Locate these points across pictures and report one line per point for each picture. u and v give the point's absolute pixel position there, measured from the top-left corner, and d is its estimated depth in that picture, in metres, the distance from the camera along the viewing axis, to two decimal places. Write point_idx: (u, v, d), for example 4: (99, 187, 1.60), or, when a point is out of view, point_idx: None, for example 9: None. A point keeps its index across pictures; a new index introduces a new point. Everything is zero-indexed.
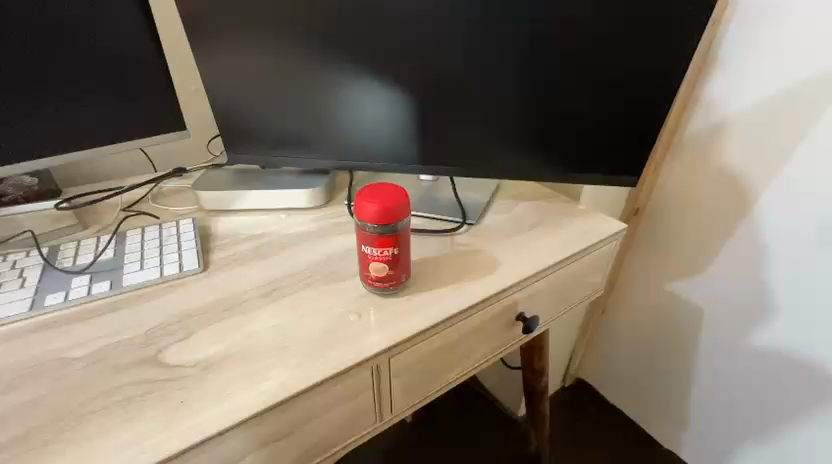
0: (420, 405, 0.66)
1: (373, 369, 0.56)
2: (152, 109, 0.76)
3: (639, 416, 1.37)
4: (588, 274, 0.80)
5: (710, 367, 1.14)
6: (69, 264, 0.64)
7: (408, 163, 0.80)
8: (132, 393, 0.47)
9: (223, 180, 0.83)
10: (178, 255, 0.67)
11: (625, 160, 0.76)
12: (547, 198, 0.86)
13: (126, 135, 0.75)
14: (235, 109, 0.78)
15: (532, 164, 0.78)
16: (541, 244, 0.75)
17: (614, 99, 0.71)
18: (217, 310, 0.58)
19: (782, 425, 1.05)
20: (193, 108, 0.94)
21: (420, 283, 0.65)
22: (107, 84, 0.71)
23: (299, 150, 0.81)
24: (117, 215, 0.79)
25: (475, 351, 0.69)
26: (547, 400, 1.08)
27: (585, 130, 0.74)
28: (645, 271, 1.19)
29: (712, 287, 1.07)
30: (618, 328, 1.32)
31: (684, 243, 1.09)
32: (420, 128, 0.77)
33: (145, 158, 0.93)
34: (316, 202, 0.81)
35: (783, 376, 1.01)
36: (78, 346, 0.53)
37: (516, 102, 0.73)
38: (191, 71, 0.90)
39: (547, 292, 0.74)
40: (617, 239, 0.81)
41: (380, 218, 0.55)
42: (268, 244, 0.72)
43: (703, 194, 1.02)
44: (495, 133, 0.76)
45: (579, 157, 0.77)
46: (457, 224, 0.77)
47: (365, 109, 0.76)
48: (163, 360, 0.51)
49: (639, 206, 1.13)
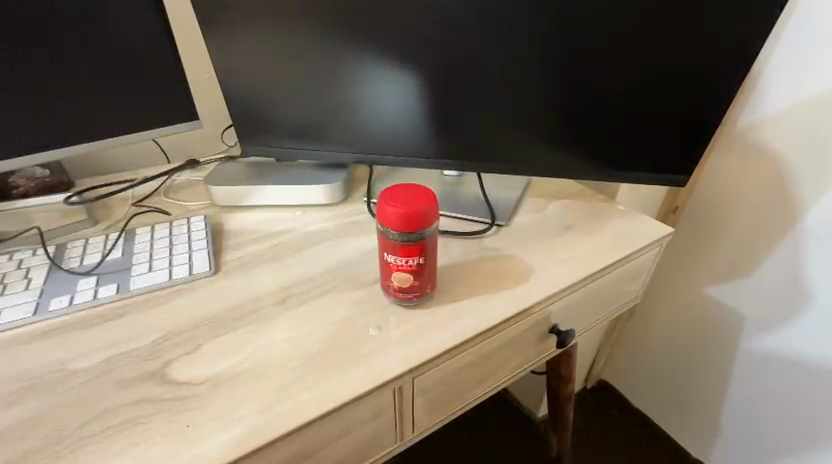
0: (442, 424, 0.62)
1: (395, 390, 0.51)
2: (161, 98, 0.71)
3: (665, 423, 1.29)
4: (626, 283, 0.73)
5: (747, 378, 1.06)
6: (76, 265, 0.61)
7: (430, 157, 0.74)
8: (135, 413, 0.44)
9: (236, 174, 0.78)
10: (188, 257, 0.63)
11: (674, 157, 0.69)
12: (584, 197, 0.79)
13: (134, 127, 0.71)
14: (244, 99, 0.73)
15: (569, 160, 0.71)
16: (579, 250, 0.68)
17: (665, 89, 0.63)
18: (227, 319, 0.54)
19: (817, 437, 0.98)
20: (206, 96, 0.89)
21: (445, 292, 0.59)
22: (114, 72, 0.67)
23: (312, 143, 0.76)
24: (128, 210, 0.76)
25: (503, 367, 0.63)
26: (572, 406, 1.01)
27: (630, 123, 0.67)
28: (683, 274, 1.10)
29: (745, 291, 1.00)
30: (647, 333, 1.24)
31: (729, 245, 0.99)
32: (442, 120, 0.71)
33: (158, 149, 0.89)
34: (334, 199, 0.76)
35: (819, 386, 0.94)
36: (81, 356, 0.50)
37: (552, 92, 0.66)
38: (202, 58, 0.85)
39: (583, 303, 0.68)
40: (660, 245, 0.73)
41: (406, 224, 0.49)
42: (282, 245, 0.67)
43: (750, 194, 0.92)
44: (527, 125, 0.69)
45: (621, 153, 0.69)
46: (485, 225, 0.71)
47: (383, 98, 0.70)
48: (169, 376, 0.47)
49: (679, 205, 1.03)
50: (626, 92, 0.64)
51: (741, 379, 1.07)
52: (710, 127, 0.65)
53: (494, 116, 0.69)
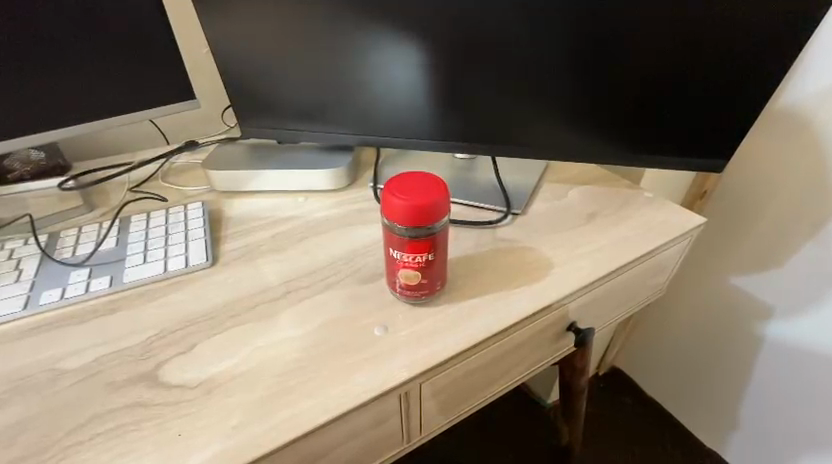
0: (453, 423, 0.59)
1: (402, 395, 0.48)
2: (154, 77, 0.66)
3: (681, 414, 1.25)
4: (652, 276, 0.68)
5: (772, 374, 1.00)
6: (68, 255, 0.58)
7: (441, 139, 0.68)
8: (126, 420, 0.41)
9: (236, 158, 0.74)
10: (184, 247, 0.59)
11: (711, 141, 0.62)
12: (607, 183, 0.73)
13: (126, 109, 0.66)
14: (242, 76, 0.68)
15: (592, 143, 0.65)
16: (603, 243, 0.62)
17: (708, 64, 0.56)
18: (225, 315, 0.51)
19: None
20: (203, 73, 0.84)
21: (457, 288, 0.55)
22: (102, 48, 0.62)
23: (316, 124, 0.71)
24: (124, 196, 0.72)
25: (517, 366, 0.59)
26: (584, 397, 0.94)
27: (664, 102, 0.60)
28: (707, 263, 1.03)
29: (777, 284, 0.93)
30: (665, 324, 1.19)
31: (761, 234, 0.92)
32: (456, 99, 0.65)
33: (156, 130, 0.85)
34: (339, 184, 0.72)
35: None
36: (72, 355, 0.47)
37: (579, 68, 0.59)
38: (197, 32, 0.80)
39: (605, 299, 0.63)
40: (691, 237, 0.68)
41: (413, 219, 0.45)
42: (284, 234, 0.63)
43: (789, 180, 0.84)
44: (549, 104, 0.63)
45: (653, 135, 0.63)
46: (500, 214, 0.66)
47: (392, 73, 0.64)
48: (163, 378, 0.45)
49: (707, 190, 0.96)
50: (663, 67, 0.57)
51: (764, 374, 1.02)
52: (755, 106, 0.58)
53: (513, 95, 0.63)
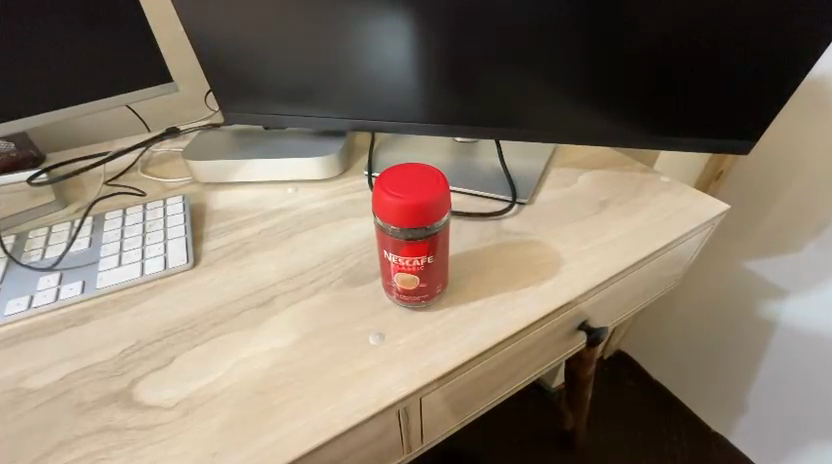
0: (455, 429, 0.55)
1: (401, 409, 0.44)
2: (122, 61, 0.59)
3: (688, 399, 1.23)
4: (669, 268, 0.63)
5: (785, 364, 0.96)
6: (37, 259, 0.54)
7: (439, 122, 0.62)
8: (96, 447, 0.38)
9: (218, 146, 0.68)
10: (162, 247, 0.55)
11: (740, 120, 0.56)
12: (621, 168, 0.67)
13: (94, 97, 0.60)
14: (219, 58, 0.61)
15: (606, 126, 0.59)
16: (617, 235, 0.57)
17: (738, 36, 0.50)
18: (206, 324, 0.47)
19: None
20: (179, 53, 0.77)
21: (459, 289, 0.51)
22: (61, 30, 0.55)
23: (303, 107, 0.64)
24: (100, 190, 0.67)
25: (524, 369, 0.56)
26: (592, 385, 0.86)
27: (692, 76, 0.53)
28: (721, 248, 0.98)
29: (795, 272, 0.88)
30: (674, 310, 1.15)
31: (780, 219, 0.86)
32: (456, 79, 0.58)
33: (133, 115, 0.79)
34: (331, 173, 0.66)
35: None
36: (40, 372, 0.44)
37: (597, 39, 0.52)
38: (170, 6, 0.72)
39: (619, 295, 0.58)
40: (711, 225, 0.62)
41: (408, 219, 0.40)
42: (271, 229, 0.59)
43: (816, 161, 0.78)
44: (562, 81, 0.56)
45: (676, 114, 0.57)
46: (506, 204, 0.61)
47: (387, 50, 0.57)
48: (137, 398, 0.41)
49: (723, 171, 0.89)
50: (689, 39, 0.51)
51: (777, 363, 0.98)
52: (790, 84, 0.52)
53: (522, 71, 0.56)
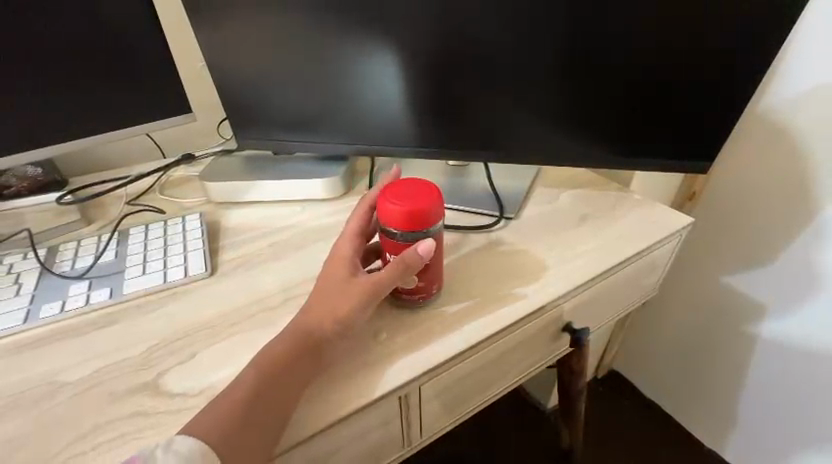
0: (451, 427, 0.59)
1: (401, 397, 0.49)
2: (151, 95, 0.67)
3: (680, 415, 1.25)
4: (644, 276, 0.69)
5: (764, 371, 1.02)
6: (68, 268, 0.59)
7: (433, 146, 0.70)
8: (127, 429, 0.42)
9: (233, 168, 0.75)
10: (183, 258, 0.60)
11: (697, 142, 0.64)
12: (598, 187, 0.75)
13: (124, 125, 0.67)
14: (238, 91, 0.69)
15: (581, 149, 0.66)
16: (593, 245, 0.64)
17: (686, 74, 0.59)
18: (223, 325, 0.52)
19: None
20: (198, 89, 0.85)
21: (453, 291, 0.56)
22: (103, 70, 0.64)
23: (311, 134, 0.72)
24: (121, 209, 0.73)
25: (513, 368, 0.60)
26: (583, 399, 0.88)
27: (652, 104, 0.62)
28: (699, 264, 1.05)
29: (764, 283, 0.95)
30: (660, 325, 1.20)
31: (747, 234, 0.94)
32: (448, 109, 0.66)
33: (153, 144, 0.86)
34: (336, 192, 0.73)
35: None
36: (72, 368, 0.48)
37: (569, 74, 0.61)
38: (193, 48, 0.82)
39: (598, 300, 0.64)
40: (679, 237, 0.69)
41: (408, 223, 0.46)
42: (281, 242, 0.64)
43: (770, 182, 0.87)
44: (539, 106, 0.64)
45: (640, 137, 0.65)
46: (494, 218, 0.67)
47: (387, 83, 0.65)
48: (163, 387, 0.46)
49: (696, 191, 0.97)
50: (646, 75, 0.60)
51: (757, 371, 1.03)
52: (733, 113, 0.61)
53: (503, 96, 0.64)
